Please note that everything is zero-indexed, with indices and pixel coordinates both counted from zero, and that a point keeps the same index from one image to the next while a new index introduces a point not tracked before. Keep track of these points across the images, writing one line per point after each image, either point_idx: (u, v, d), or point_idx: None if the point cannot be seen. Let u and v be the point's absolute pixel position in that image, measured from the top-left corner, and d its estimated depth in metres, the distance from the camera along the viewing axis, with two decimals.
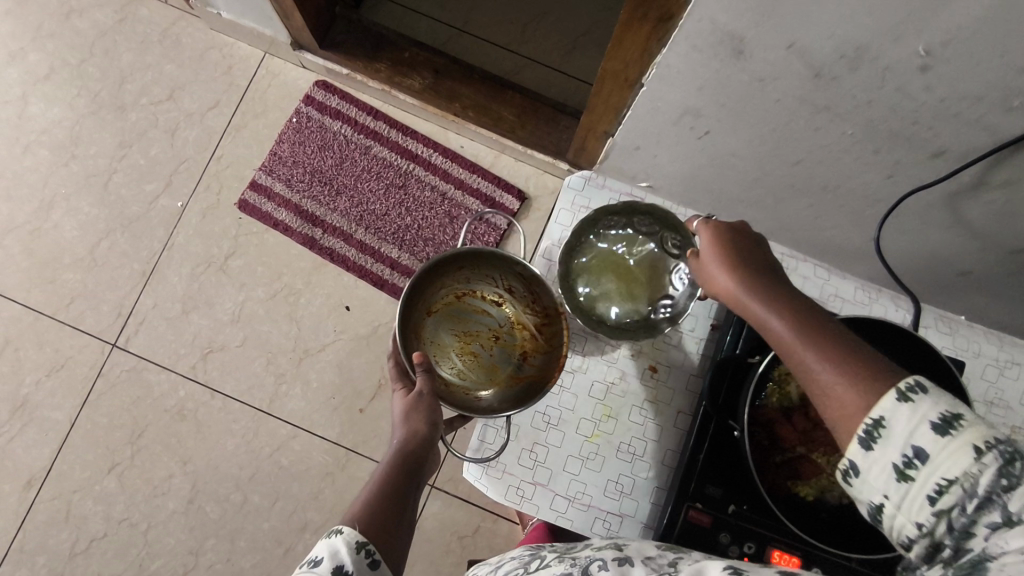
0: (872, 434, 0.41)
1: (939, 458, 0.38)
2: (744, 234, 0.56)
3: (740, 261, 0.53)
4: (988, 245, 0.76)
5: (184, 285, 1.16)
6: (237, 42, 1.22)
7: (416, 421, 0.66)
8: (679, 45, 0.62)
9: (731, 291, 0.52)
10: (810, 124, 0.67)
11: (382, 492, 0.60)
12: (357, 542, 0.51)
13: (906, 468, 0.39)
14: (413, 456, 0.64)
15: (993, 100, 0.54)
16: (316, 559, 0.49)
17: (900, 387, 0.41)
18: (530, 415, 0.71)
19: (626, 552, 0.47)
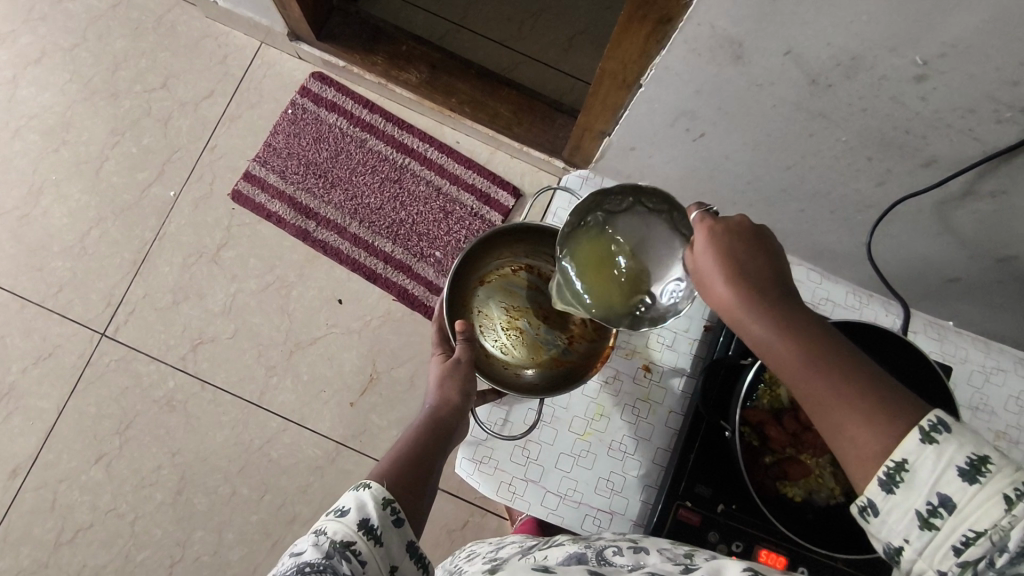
0: (894, 479, 0.39)
1: (967, 508, 0.37)
2: (742, 228, 0.47)
3: (740, 268, 0.46)
4: (976, 253, 0.77)
5: (176, 276, 1.15)
6: (233, 31, 1.21)
7: (450, 388, 0.68)
8: (677, 48, 0.63)
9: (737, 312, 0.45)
10: (806, 130, 0.68)
11: (411, 450, 0.61)
12: (383, 498, 0.52)
13: (929, 515, 0.38)
14: (445, 422, 0.66)
15: (985, 111, 0.55)
16: (344, 509, 0.50)
17: (924, 430, 0.39)
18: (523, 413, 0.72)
19: (642, 544, 0.51)
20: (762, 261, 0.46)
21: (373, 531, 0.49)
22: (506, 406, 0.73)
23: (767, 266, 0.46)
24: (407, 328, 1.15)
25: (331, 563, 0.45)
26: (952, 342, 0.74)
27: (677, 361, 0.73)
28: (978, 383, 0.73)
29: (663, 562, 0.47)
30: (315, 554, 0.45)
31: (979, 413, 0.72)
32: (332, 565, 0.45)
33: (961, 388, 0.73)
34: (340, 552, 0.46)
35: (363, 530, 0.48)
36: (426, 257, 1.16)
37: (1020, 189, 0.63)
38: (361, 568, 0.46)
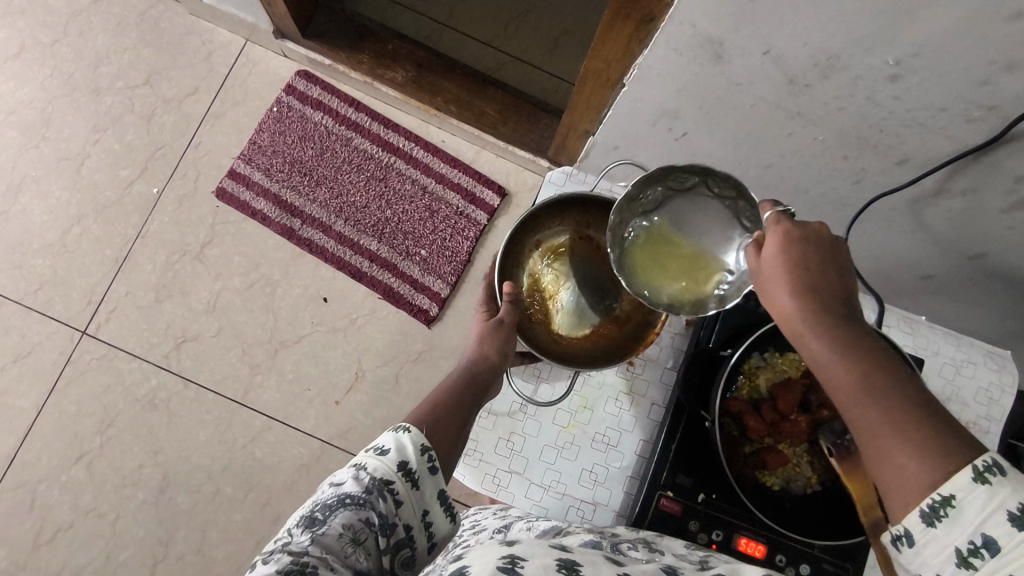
0: (937, 511, 0.38)
1: (1011, 553, 0.36)
2: (819, 245, 0.48)
3: (807, 281, 0.46)
4: (948, 250, 0.79)
5: (159, 273, 1.14)
6: (218, 28, 1.20)
7: (488, 346, 0.67)
8: (660, 47, 0.64)
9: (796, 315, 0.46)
10: (785, 128, 0.70)
11: (450, 401, 0.60)
12: (422, 444, 0.51)
13: (970, 554, 0.37)
14: (481, 376, 0.64)
15: (956, 111, 0.57)
16: (385, 447, 0.50)
17: (978, 467, 0.37)
18: (507, 406, 0.73)
19: (656, 545, 0.52)
20: (833, 277, 0.47)
21: (412, 473, 0.49)
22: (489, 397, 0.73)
23: (838, 284, 0.47)
24: (393, 325, 1.15)
25: (370, 498, 0.46)
26: (926, 337, 0.76)
27: (659, 354, 0.75)
28: (949, 375, 0.75)
29: (676, 560, 0.48)
30: (356, 486, 0.47)
31: (951, 404, 0.74)
32: (370, 501, 0.46)
33: (932, 380, 0.75)
34: (379, 488, 0.47)
35: (403, 472, 0.49)
36: (412, 255, 1.17)
37: (990, 187, 0.65)
38: (395, 509, 0.47)
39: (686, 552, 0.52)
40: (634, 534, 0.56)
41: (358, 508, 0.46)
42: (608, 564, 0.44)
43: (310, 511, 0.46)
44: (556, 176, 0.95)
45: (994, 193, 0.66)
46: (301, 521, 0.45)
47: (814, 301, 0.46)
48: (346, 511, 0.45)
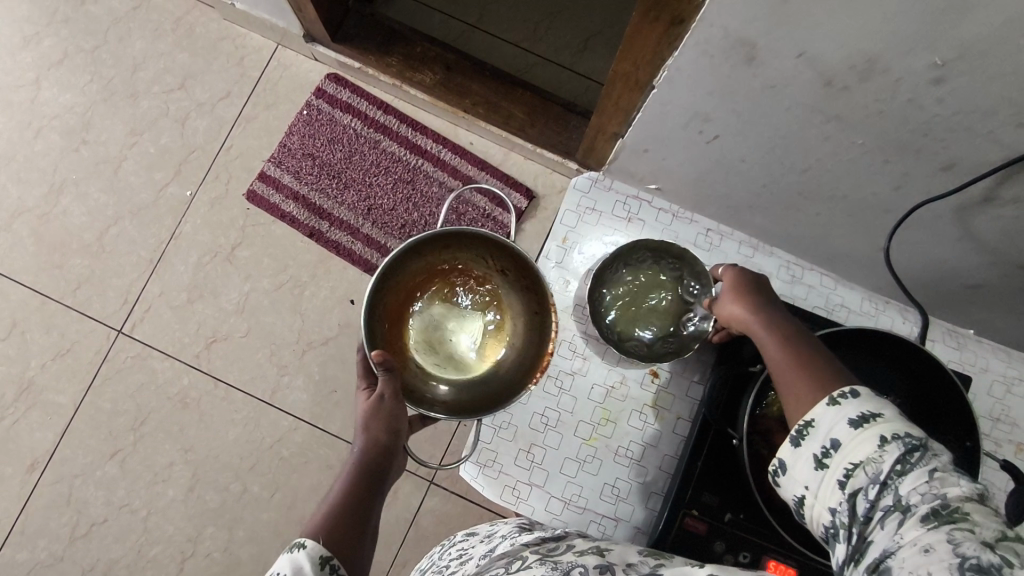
0: (803, 431, 0.49)
1: (848, 445, 0.45)
2: (761, 277, 0.63)
3: (746, 291, 0.61)
4: (998, 259, 0.75)
5: (190, 275, 1.16)
6: (250, 33, 1.22)
7: (376, 426, 0.67)
8: (690, 48, 0.62)
9: (736, 312, 0.60)
10: (822, 131, 0.67)
11: (350, 503, 0.60)
12: (321, 554, 0.52)
13: (823, 456, 0.47)
14: (376, 466, 0.65)
15: (1006, 113, 0.54)
16: (279, 575, 0.49)
17: (836, 392, 0.48)
18: (528, 417, 0.71)
19: (608, 560, 0.49)
20: (768, 294, 0.61)
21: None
22: (509, 408, 0.72)
23: (773, 298, 0.61)
24: None
25: None
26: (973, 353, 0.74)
27: (685, 367, 0.72)
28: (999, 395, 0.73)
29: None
30: None
31: None
32: None
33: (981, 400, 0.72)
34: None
35: None
36: None
37: None
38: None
39: (638, 561, 0.49)
40: (587, 544, 0.53)
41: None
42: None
43: None
44: None
45: None
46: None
47: (751, 303, 0.60)
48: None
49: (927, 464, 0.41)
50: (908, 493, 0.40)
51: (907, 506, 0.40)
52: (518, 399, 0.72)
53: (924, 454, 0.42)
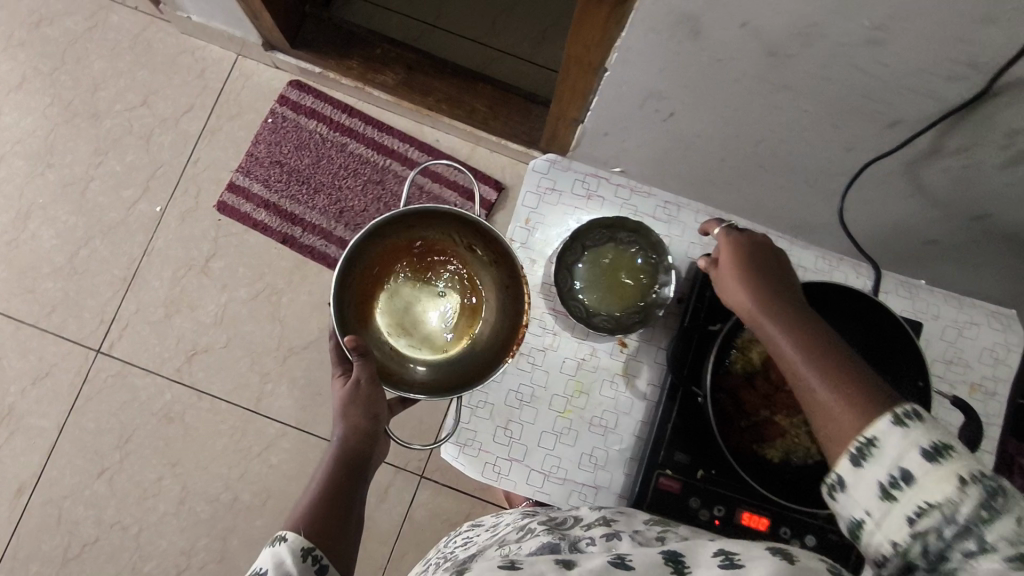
0: (863, 451, 0.44)
1: (923, 481, 0.41)
2: (769, 263, 0.59)
3: (758, 283, 0.57)
4: (949, 213, 0.77)
5: (166, 289, 1.16)
6: (210, 46, 1.22)
7: (354, 413, 0.63)
8: (638, 26, 0.64)
9: (751, 307, 0.56)
10: (770, 101, 0.68)
11: (328, 494, 0.58)
12: (303, 546, 0.51)
13: (890, 486, 0.42)
14: (357, 453, 0.62)
15: (939, 72, 0.55)
16: (260, 571, 0.49)
17: (898, 409, 0.44)
18: (504, 394, 0.72)
19: (614, 528, 0.52)
20: (780, 283, 0.57)
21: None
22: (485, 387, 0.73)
23: (789, 290, 0.56)
24: None
25: None
26: (927, 298, 0.67)
27: (653, 334, 0.73)
28: (951, 338, 0.65)
29: (632, 543, 0.48)
30: None
31: (954, 366, 0.65)
32: None
33: (931, 345, 0.65)
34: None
35: None
36: None
37: (983, 146, 0.62)
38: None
39: (644, 528, 0.52)
40: (593, 517, 0.56)
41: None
42: (555, 567, 0.43)
43: None
44: (539, 164, 0.78)
45: (988, 151, 0.63)
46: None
47: (766, 295, 0.56)
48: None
49: (1013, 510, 0.38)
50: (991, 541, 0.37)
51: (987, 553, 0.37)
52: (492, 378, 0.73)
53: (1008, 499, 0.38)
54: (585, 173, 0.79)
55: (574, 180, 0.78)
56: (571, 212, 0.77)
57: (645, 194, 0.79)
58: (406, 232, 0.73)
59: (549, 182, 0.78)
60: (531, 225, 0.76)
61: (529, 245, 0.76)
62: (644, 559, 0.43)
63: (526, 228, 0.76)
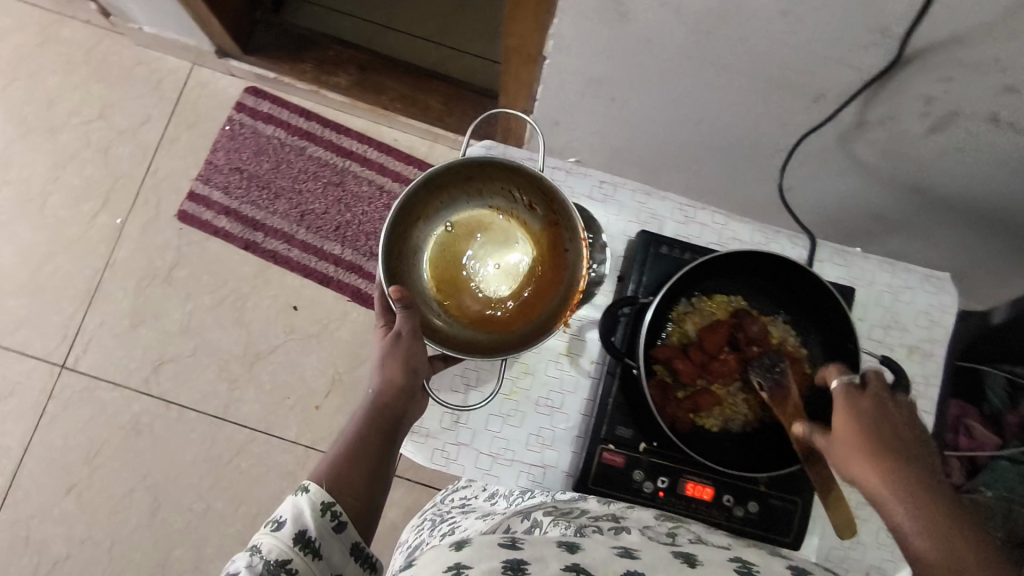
0: None
1: None
2: (899, 426, 0.46)
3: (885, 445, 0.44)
4: (887, 183, 0.79)
5: (130, 301, 1.16)
6: (164, 57, 1.22)
7: (392, 369, 0.59)
8: (567, 13, 0.65)
9: (871, 477, 0.43)
10: (703, 79, 0.70)
11: (358, 451, 0.56)
12: (322, 503, 0.51)
13: None
14: (391, 410, 0.59)
15: (852, 38, 0.56)
16: (280, 520, 0.49)
17: None
18: None
19: (623, 523, 0.52)
20: (917, 450, 0.44)
21: (312, 543, 0.49)
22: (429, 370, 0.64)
23: (925, 460, 0.44)
24: (363, 326, 1.16)
25: None
26: (862, 264, 0.66)
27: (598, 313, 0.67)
28: (887, 302, 0.66)
29: (640, 538, 0.49)
30: None
31: (892, 330, 0.65)
32: None
33: (869, 310, 0.65)
34: (274, 572, 0.46)
35: (300, 545, 0.48)
36: (376, 255, 1.18)
37: (905, 113, 0.64)
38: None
39: (654, 522, 0.54)
40: (601, 507, 0.56)
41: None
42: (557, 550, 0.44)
43: None
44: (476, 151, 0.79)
45: (910, 119, 0.64)
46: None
47: (892, 463, 0.43)
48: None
49: None
50: None
51: None
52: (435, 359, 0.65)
53: None
54: None
55: None
56: None
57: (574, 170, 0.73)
58: (467, 186, 0.67)
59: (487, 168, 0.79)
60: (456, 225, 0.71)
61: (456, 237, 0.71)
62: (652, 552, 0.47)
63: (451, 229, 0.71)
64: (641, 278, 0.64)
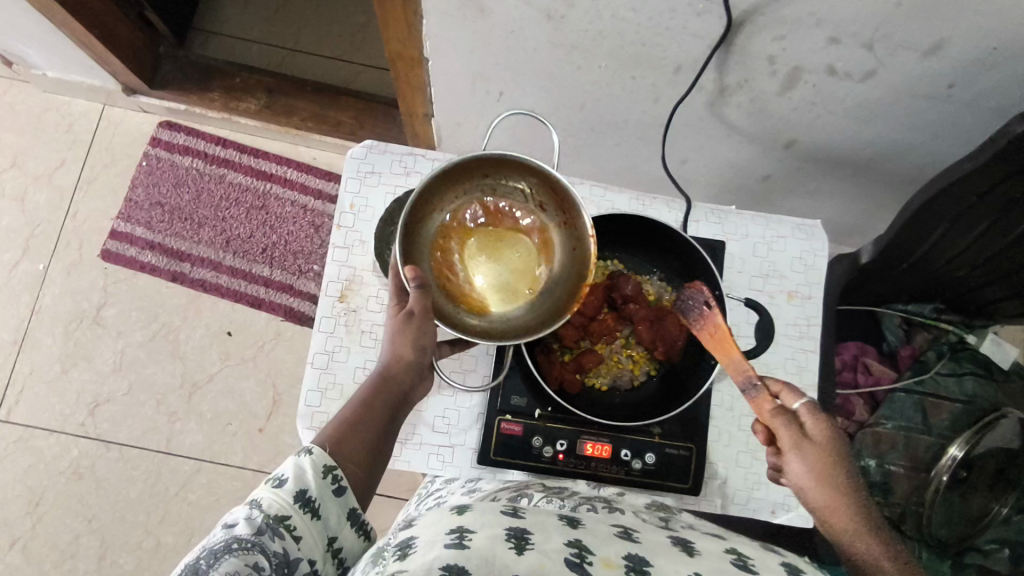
0: None
1: None
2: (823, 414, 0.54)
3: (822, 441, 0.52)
4: (765, 145, 0.83)
5: (60, 345, 1.15)
6: (73, 100, 1.23)
7: (402, 345, 0.59)
8: (431, 12, 0.68)
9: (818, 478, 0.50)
10: (571, 63, 0.73)
11: (360, 419, 0.56)
12: (325, 465, 0.51)
13: None
14: (396, 382, 0.58)
15: (684, 8, 0.59)
16: (282, 477, 0.50)
17: None
18: (350, 373, 0.66)
19: (614, 505, 0.55)
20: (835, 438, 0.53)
21: (311, 502, 0.50)
22: (331, 369, 0.66)
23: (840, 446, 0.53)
24: (299, 344, 1.17)
25: (261, 540, 0.46)
26: (735, 222, 0.71)
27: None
28: (763, 253, 0.70)
29: (638, 520, 0.51)
30: (247, 528, 0.46)
31: (770, 279, 0.70)
32: (262, 543, 0.46)
33: (747, 261, 0.70)
34: (273, 527, 0.47)
35: (300, 502, 0.49)
36: (305, 272, 1.19)
37: (756, 75, 0.68)
38: (294, 544, 0.48)
39: (644, 509, 0.56)
40: (594, 493, 0.59)
41: (248, 552, 0.45)
42: (558, 525, 0.45)
43: (195, 558, 0.44)
44: (355, 150, 0.71)
45: (763, 80, 0.68)
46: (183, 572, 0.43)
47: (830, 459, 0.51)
48: (234, 556, 0.44)
49: None
50: None
51: None
52: (337, 358, 0.66)
53: None
54: (402, 152, 0.72)
55: (391, 160, 0.71)
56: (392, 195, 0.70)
57: None
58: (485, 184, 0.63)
59: (367, 166, 0.71)
60: (350, 242, 0.69)
61: (348, 242, 0.69)
62: (651, 537, 0.47)
63: (345, 246, 0.69)
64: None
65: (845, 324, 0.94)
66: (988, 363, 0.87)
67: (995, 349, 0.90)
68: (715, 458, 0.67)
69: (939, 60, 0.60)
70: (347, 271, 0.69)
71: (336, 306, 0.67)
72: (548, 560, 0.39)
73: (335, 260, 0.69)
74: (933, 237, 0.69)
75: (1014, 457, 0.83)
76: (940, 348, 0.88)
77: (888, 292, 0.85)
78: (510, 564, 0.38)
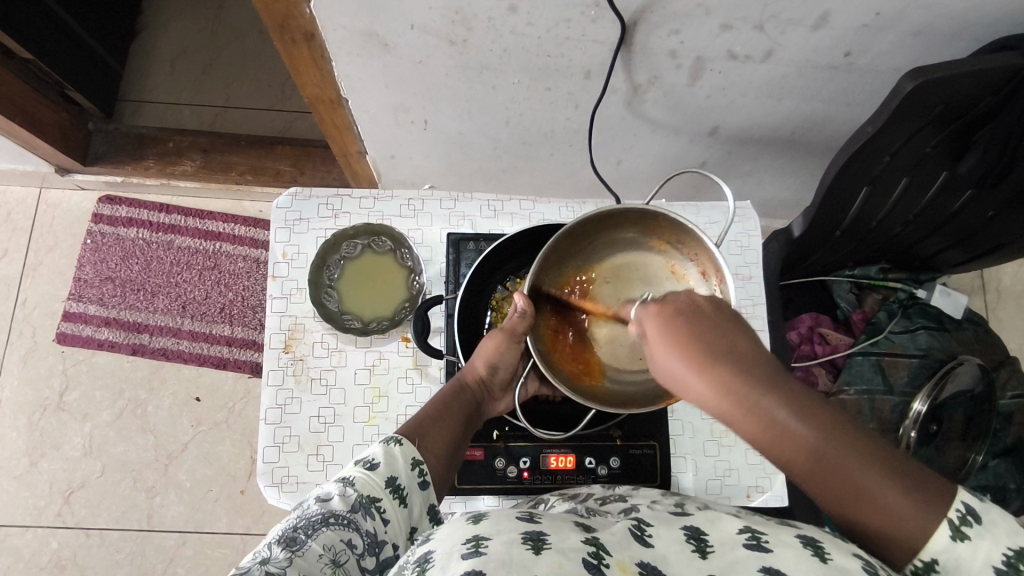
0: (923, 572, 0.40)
1: None
2: (696, 315, 0.45)
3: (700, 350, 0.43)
4: (691, 136, 0.84)
5: (25, 437, 1.12)
6: (7, 188, 1.21)
7: (480, 360, 0.60)
8: (339, 55, 0.68)
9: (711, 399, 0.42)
10: (485, 84, 0.74)
11: (439, 413, 0.56)
12: (413, 458, 0.50)
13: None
14: (472, 393, 0.60)
15: (578, 17, 0.60)
16: (373, 461, 0.48)
17: (956, 511, 0.39)
18: (305, 423, 0.66)
19: (633, 502, 0.53)
20: (711, 337, 0.44)
21: (400, 489, 0.48)
22: (285, 422, 0.66)
23: (723, 347, 0.43)
24: None
25: (355, 518, 0.45)
26: None
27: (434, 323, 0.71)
28: None
29: (652, 511, 0.47)
30: (341, 504, 0.45)
31: None
32: (356, 521, 0.45)
33: None
34: (365, 506, 0.46)
35: (391, 488, 0.48)
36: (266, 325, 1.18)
37: (663, 71, 0.69)
38: (383, 527, 0.46)
39: (660, 498, 0.54)
40: (610, 494, 0.58)
41: (342, 529, 0.44)
42: (574, 529, 0.40)
43: (293, 526, 0.43)
44: (281, 200, 0.72)
45: (671, 74, 0.70)
46: (281, 540, 0.42)
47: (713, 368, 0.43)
48: (330, 531, 0.43)
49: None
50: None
51: None
52: (289, 411, 0.67)
53: None
54: (328, 194, 0.73)
55: (318, 205, 0.72)
56: (322, 239, 0.71)
57: (389, 197, 0.74)
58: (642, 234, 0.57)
59: (294, 214, 0.72)
60: (287, 292, 0.70)
61: (286, 292, 0.70)
62: (665, 536, 0.41)
63: (283, 296, 0.70)
64: (461, 276, 0.69)
65: (797, 299, 0.96)
66: (939, 316, 0.90)
67: (946, 300, 0.92)
68: (681, 453, 0.68)
69: (829, 31, 0.61)
70: (288, 321, 0.69)
71: (282, 357, 0.68)
72: (567, 561, 0.36)
73: (274, 312, 0.70)
74: (859, 199, 0.70)
75: (980, 403, 0.84)
76: (890, 307, 0.91)
77: (834, 260, 0.87)
78: (528, 566, 0.35)
